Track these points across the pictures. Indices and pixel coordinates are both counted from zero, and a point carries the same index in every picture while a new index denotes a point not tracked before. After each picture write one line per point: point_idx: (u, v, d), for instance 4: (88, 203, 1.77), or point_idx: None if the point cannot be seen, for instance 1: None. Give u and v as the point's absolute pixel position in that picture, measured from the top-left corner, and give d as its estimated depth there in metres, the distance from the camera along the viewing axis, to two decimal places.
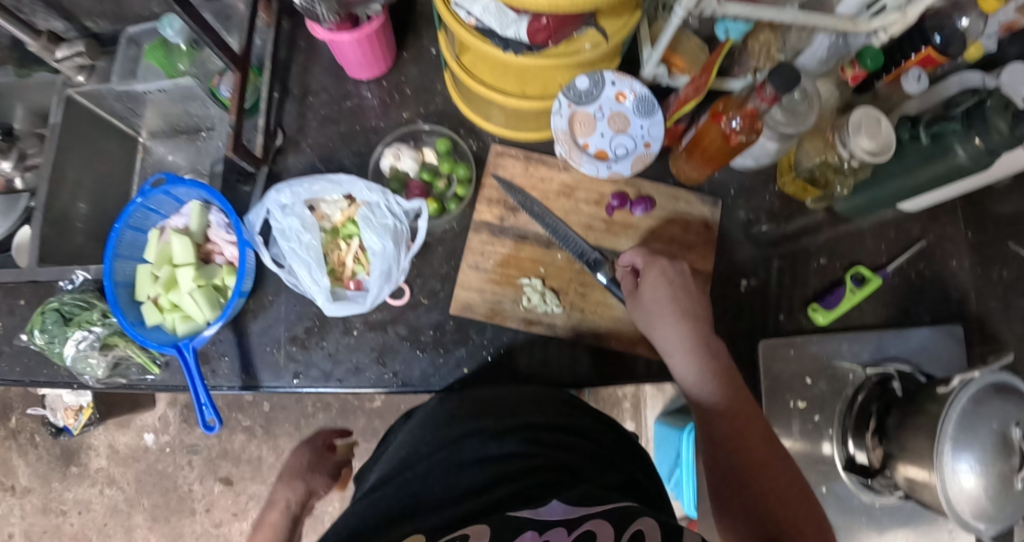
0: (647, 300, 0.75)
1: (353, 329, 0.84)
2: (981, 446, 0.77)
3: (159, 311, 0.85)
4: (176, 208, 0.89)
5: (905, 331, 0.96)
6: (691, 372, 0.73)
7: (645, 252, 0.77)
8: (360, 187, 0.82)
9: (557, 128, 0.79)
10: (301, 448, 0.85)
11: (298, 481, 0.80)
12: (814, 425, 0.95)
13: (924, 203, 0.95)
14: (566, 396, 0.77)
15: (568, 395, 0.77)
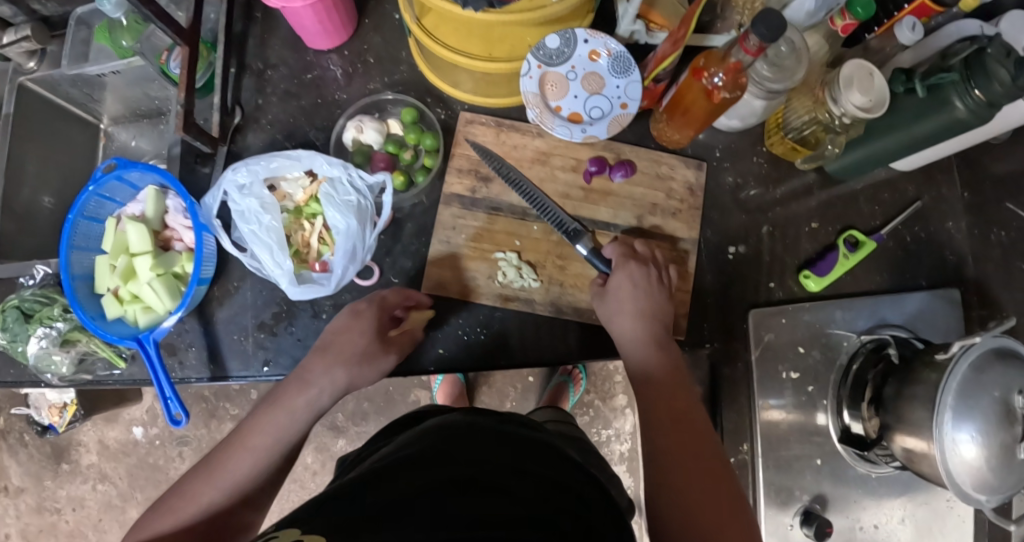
0: (612, 295, 0.73)
1: (323, 312, 0.80)
2: (983, 416, 0.75)
3: (120, 303, 0.82)
4: (132, 195, 0.85)
5: (901, 295, 0.94)
6: (630, 337, 0.72)
7: (620, 251, 0.74)
8: (319, 162, 0.77)
9: (527, 91, 0.73)
10: (357, 315, 0.72)
11: (343, 363, 0.70)
12: (808, 396, 0.91)
13: (917, 160, 0.91)
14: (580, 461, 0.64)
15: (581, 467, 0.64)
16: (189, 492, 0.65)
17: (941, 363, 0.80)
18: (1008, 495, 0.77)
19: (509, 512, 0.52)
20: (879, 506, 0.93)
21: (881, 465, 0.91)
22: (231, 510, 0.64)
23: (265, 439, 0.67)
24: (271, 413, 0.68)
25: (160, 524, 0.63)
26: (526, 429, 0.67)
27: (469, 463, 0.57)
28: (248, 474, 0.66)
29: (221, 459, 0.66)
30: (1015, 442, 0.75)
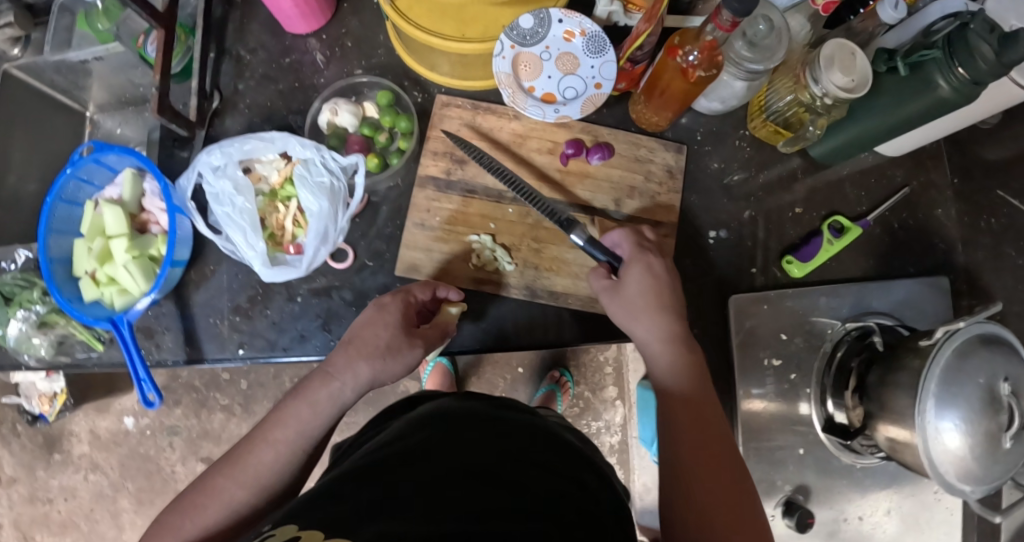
0: (628, 292, 0.70)
1: (298, 295, 0.80)
2: (967, 403, 0.74)
3: (96, 286, 0.82)
4: (110, 179, 0.85)
5: (888, 282, 0.92)
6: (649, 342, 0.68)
7: (634, 245, 0.72)
8: (293, 144, 0.78)
9: (500, 71, 0.72)
10: (381, 309, 0.69)
11: (367, 358, 0.67)
12: (791, 384, 0.90)
13: (902, 143, 0.90)
14: (576, 454, 0.63)
15: (579, 458, 0.63)
16: (211, 486, 0.63)
17: (924, 349, 0.78)
18: (993, 485, 0.76)
19: (513, 505, 0.51)
20: (861, 496, 0.91)
21: (866, 456, 0.89)
22: (256, 508, 0.63)
23: (287, 434, 0.65)
24: (292, 407, 0.66)
25: (185, 524, 0.61)
26: (523, 417, 0.66)
27: (471, 455, 0.56)
28: (272, 470, 0.64)
29: (243, 454, 0.64)
30: (1000, 431, 0.74)
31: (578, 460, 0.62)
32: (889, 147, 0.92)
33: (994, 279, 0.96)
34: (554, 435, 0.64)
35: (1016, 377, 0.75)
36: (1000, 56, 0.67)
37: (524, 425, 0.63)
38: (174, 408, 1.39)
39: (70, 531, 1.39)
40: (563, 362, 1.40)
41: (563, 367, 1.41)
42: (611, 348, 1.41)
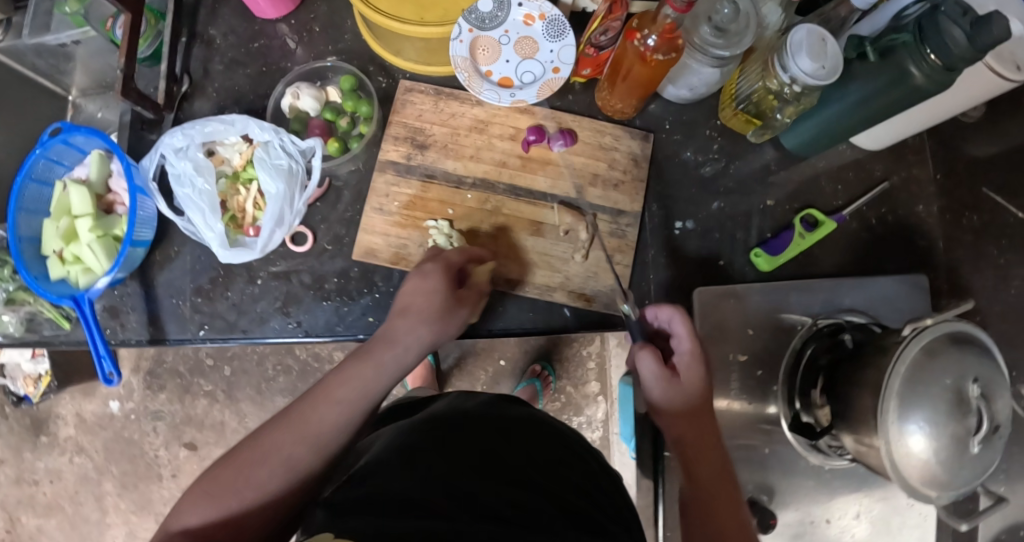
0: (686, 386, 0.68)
1: (257, 278, 0.80)
2: (933, 406, 0.70)
3: (63, 264, 0.82)
4: (80, 159, 0.86)
5: (863, 279, 0.90)
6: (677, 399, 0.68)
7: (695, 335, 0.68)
8: (253, 127, 0.78)
9: (457, 54, 0.74)
10: (424, 274, 0.69)
11: (428, 324, 0.67)
12: (757, 381, 0.89)
13: (880, 133, 0.87)
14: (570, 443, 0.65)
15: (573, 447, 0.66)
16: (263, 444, 0.59)
17: (890, 346, 0.76)
18: (959, 492, 0.72)
19: (530, 504, 0.54)
20: (827, 497, 0.90)
21: (834, 457, 0.88)
22: (314, 468, 0.60)
23: (350, 394, 0.62)
24: (356, 367, 0.64)
25: (240, 482, 0.57)
26: (517, 409, 0.68)
27: (482, 452, 0.58)
28: (332, 431, 0.61)
29: (304, 412, 0.61)
30: (969, 434, 0.70)
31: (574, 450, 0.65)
32: (870, 140, 0.90)
33: (976, 278, 0.93)
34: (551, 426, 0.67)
35: (988, 380, 0.71)
36: (971, 39, 0.64)
37: (524, 420, 0.65)
38: (159, 393, 1.40)
39: (55, 513, 1.40)
40: (544, 354, 1.40)
41: (544, 359, 1.40)
42: (594, 343, 1.40)
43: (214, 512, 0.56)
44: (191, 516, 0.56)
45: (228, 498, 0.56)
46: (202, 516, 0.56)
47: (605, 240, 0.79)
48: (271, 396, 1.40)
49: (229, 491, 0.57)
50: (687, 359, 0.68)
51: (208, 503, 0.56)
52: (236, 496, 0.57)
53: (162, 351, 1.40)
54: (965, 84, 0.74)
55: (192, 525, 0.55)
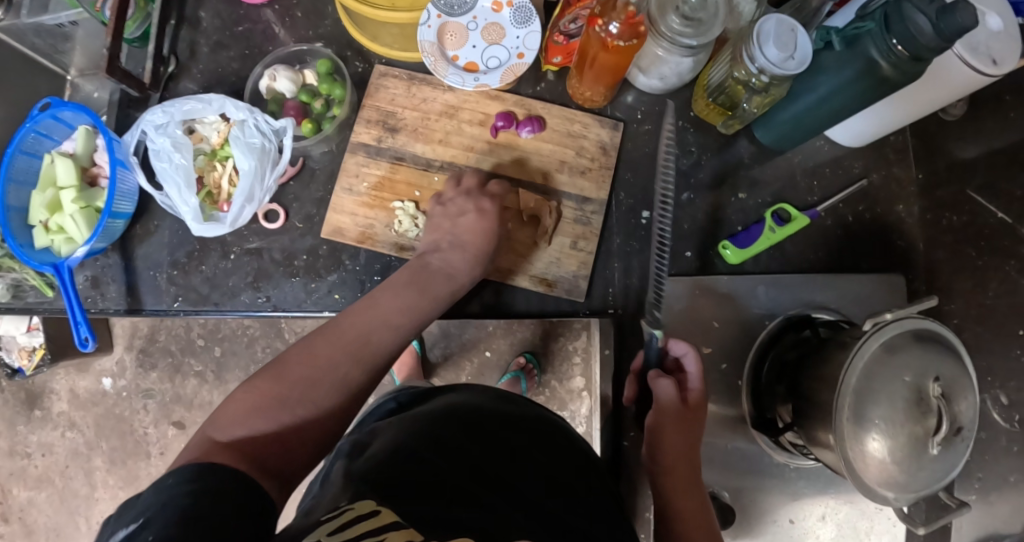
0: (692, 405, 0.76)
1: (231, 253, 0.82)
2: (891, 405, 0.69)
3: (47, 234, 0.85)
4: (69, 134, 0.89)
5: (834, 277, 0.90)
6: (676, 411, 0.74)
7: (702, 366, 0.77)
8: (229, 106, 0.80)
9: (425, 40, 0.76)
10: (482, 213, 0.76)
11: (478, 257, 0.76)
12: (721, 375, 0.88)
13: (854, 127, 0.87)
14: (550, 426, 0.70)
15: (553, 428, 0.70)
16: (312, 357, 0.64)
17: (851, 342, 0.75)
18: (916, 495, 0.72)
19: (528, 480, 0.60)
20: (791, 496, 0.89)
21: (799, 457, 0.87)
22: (361, 381, 0.65)
23: (399, 317, 0.70)
24: (410, 293, 0.71)
25: (295, 396, 0.61)
26: (496, 398, 0.72)
27: (506, 454, 0.62)
28: (381, 345, 0.68)
29: (355, 330, 0.67)
30: (928, 435, 0.69)
31: (555, 434, 0.70)
32: (851, 137, 0.89)
33: (954, 281, 0.92)
34: (541, 419, 0.71)
35: (951, 380, 0.70)
36: (936, 27, 0.64)
37: (534, 421, 0.69)
38: (150, 372, 1.43)
39: (45, 486, 1.44)
40: (529, 347, 1.40)
41: (529, 351, 1.40)
42: (580, 338, 1.40)
43: (264, 425, 0.59)
44: (235, 431, 0.57)
45: (281, 411, 0.60)
46: (251, 429, 0.58)
47: (570, 226, 0.80)
48: None
49: (279, 404, 0.60)
50: (697, 396, 0.76)
51: (259, 418, 0.59)
52: (287, 411, 0.60)
53: (155, 330, 1.43)
54: (935, 75, 0.74)
55: (239, 436, 0.57)
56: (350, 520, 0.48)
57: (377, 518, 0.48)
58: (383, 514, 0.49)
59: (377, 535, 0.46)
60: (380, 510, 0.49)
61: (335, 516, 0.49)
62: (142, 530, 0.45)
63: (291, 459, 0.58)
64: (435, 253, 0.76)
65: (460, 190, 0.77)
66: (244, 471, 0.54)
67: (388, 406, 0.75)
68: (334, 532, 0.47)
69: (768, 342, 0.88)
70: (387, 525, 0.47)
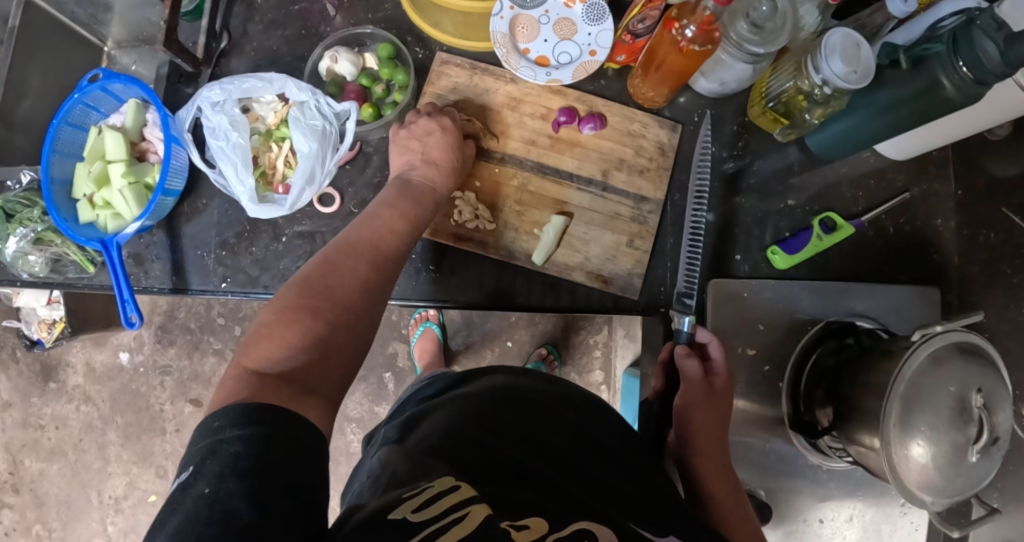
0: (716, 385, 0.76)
1: (282, 236, 0.82)
2: (935, 413, 0.66)
3: (92, 208, 0.84)
4: (116, 108, 0.87)
5: (874, 285, 0.86)
6: (700, 392, 0.75)
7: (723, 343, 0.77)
8: (291, 86, 0.80)
9: (497, 31, 0.79)
10: (443, 128, 0.77)
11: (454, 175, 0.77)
12: (763, 376, 0.84)
13: (905, 147, 0.85)
14: (601, 411, 0.72)
15: (600, 410, 0.72)
16: (331, 268, 0.63)
17: (898, 352, 0.71)
18: (954, 500, 0.68)
19: (585, 464, 0.61)
20: (819, 498, 0.85)
21: (834, 459, 0.83)
22: (378, 283, 0.65)
23: (399, 223, 0.71)
24: (404, 201, 0.73)
25: (326, 306, 0.60)
26: (541, 382, 0.72)
27: (551, 434, 0.63)
28: (391, 251, 0.68)
29: (364, 241, 0.67)
30: (968, 444, 0.66)
31: (606, 417, 0.71)
32: (897, 151, 0.86)
33: None
34: (587, 402, 0.72)
35: (992, 390, 0.67)
36: (1004, 53, 0.65)
37: (569, 400, 0.70)
38: (169, 348, 1.42)
39: (58, 458, 1.43)
40: (550, 338, 1.38)
41: (550, 342, 1.38)
42: (601, 332, 1.38)
43: (298, 339, 0.57)
44: (267, 352, 0.55)
45: (315, 320, 0.58)
46: (286, 346, 0.56)
47: (626, 225, 0.80)
48: None
49: (313, 315, 0.59)
50: (722, 379, 0.76)
51: (294, 333, 0.57)
52: (316, 321, 0.58)
53: (174, 307, 1.43)
54: (993, 100, 0.74)
55: (271, 357, 0.55)
56: (430, 497, 0.47)
57: (452, 496, 0.47)
58: (463, 490, 0.49)
59: (461, 509, 0.46)
60: (459, 485, 0.49)
61: (416, 492, 0.48)
62: (197, 480, 0.45)
63: (332, 371, 0.57)
64: (405, 177, 0.76)
65: (420, 113, 0.79)
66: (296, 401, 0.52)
67: (428, 390, 0.75)
68: (418, 508, 0.46)
69: (806, 350, 0.84)
70: (467, 501, 0.47)
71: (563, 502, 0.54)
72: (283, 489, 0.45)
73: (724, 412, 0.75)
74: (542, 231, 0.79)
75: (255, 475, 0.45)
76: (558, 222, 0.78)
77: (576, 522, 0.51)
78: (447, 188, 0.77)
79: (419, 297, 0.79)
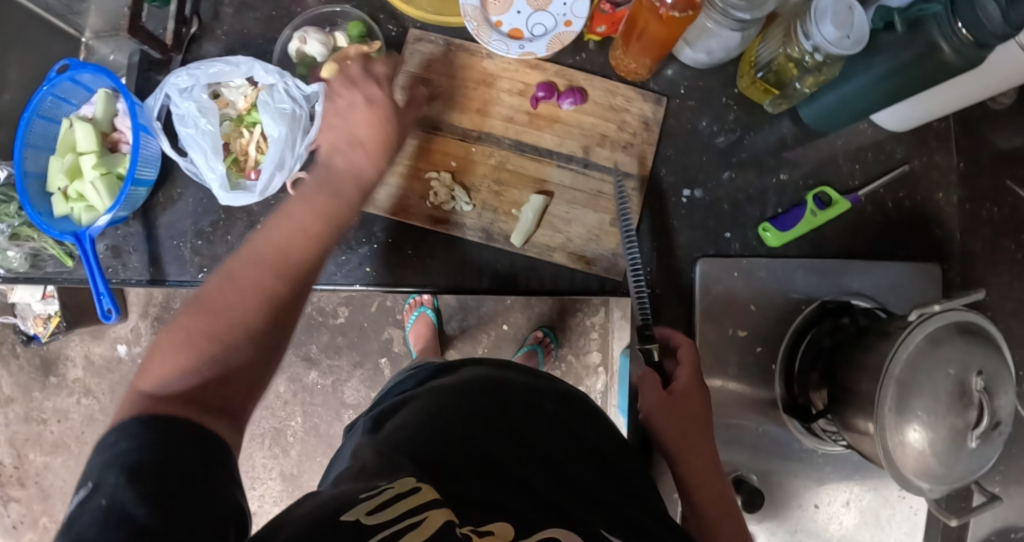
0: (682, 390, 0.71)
1: (257, 223, 0.80)
2: (934, 396, 0.62)
3: (66, 201, 0.82)
4: (88, 98, 0.85)
5: (872, 262, 0.82)
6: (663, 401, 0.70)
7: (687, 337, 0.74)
8: (258, 69, 0.77)
9: (467, 4, 0.77)
10: (372, 102, 0.71)
11: (383, 154, 0.70)
12: (755, 358, 0.81)
13: (903, 115, 0.81)
14: (582, 405, 0.70)
15: (580, 406, 0.69)
16: (230, 283, 0.59)
17: (895, 331, 0.67)
18: (952, 486, 0.64)
19: (561, 460, 0.59)
20: (815, 482, 0.82)
21: (829, 443, 0.79)
22: (287, 298, 0.60)
23: (318, 220, 0.65)
24: (319, 195, 0.66)
25: (221, 324, 0.57)
26: (521, 375, 0.70)
27: (526, 426, 0.61)
28: (301, 255, 0.62)
29: (269, 245, 0.62)
30: (968, 429, 0.62)
31: (586, 412, 0.69)
32: (897, 122, 0.82)
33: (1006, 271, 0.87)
34: (568, 397, 0.70)
35: (995, 373, 0.63)
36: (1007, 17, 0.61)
37: (544, 391, 0.68)
38: None
39: (61, 451, 1.43)
40: (546, 321, 1.35)
41: (546, 325, 1.36)
42: (598, 313, 1.35)
43: (191, 360, 0.54)
44: (162, 372, 0.54)
45: (208, 343, 0.56)
46: (179, 369, 0.54)
47: (610, 203, 0.77)
48: None
49: (206, 338, 0.56)
50: (685, 382, 0.71)
51: (187, 354, 0.55)
52: (210, 338, 0.56)
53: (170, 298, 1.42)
54: (993, 66, 0.69)
55: (169, 377, 0.53)
56: (389, 499, 0.46)
57: (410, 499, 0.46)
58: (423, 493, 0.48)
59: (419, 514, 0.44)
60: (419, 488, 0.48)
61: (374, 493, 0.47)
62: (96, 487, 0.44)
63: (239, 386, 0.56)
64: (332, 154, 0.70)
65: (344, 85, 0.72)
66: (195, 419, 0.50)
67: (407, 383, 0.73)
68: (373, 511, 0.45)
69: (801, 331, 0.80)
70: (423, 507, 0.45)
71: (530, 503, 0.52)
72: (181, 489, 0.44)
73: (702, 417, 0.70)
74: (521, 211, 0.76)
75: (151, 476, 0.44)
76: (538, 200, 0.75)
77: (544, 529, 0.49)
78: (376, 171, 0.70)
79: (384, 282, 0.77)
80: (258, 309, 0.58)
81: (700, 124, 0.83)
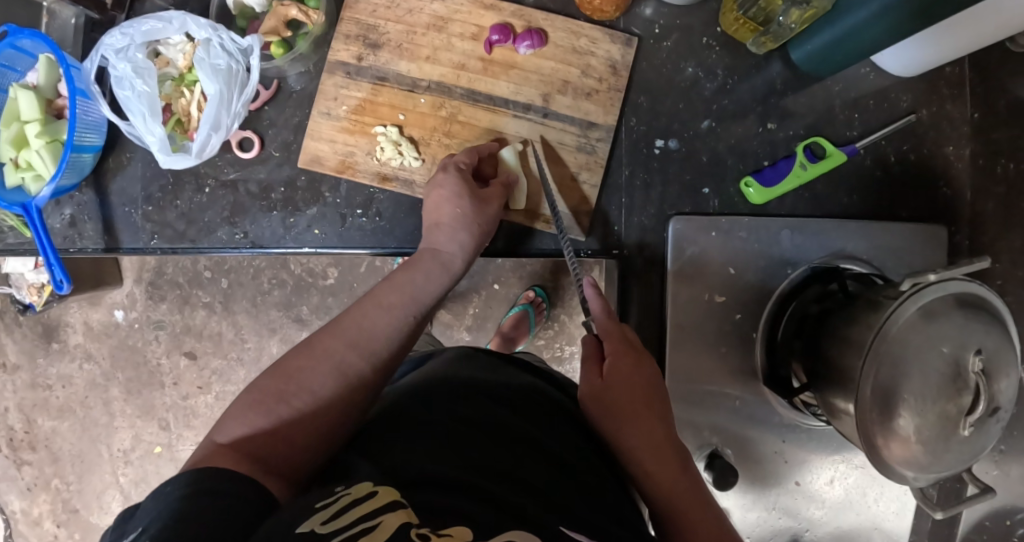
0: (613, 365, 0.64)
1: (206, 186, 0.76)
2: (923, 377, 0.53)
3: (15, 171, 0.79)
4: (32, 65, 0.82)
5: (869, 222, 0.74)
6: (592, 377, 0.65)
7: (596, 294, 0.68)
8: (192, 24, 0.73)
9: None
10: (438, 184, 0.70)
11: (467, 227, 0.69)
12: (734, 325, 0.74)
13: (908, 54, 0.70)
14: (557, 403, 0.62)
15: (555, 402, 0.62)
16: (310, 349, 0.59)
17: (884, 304, 0.58)
18: (941, 475, 0.56)
19: (532, 454, 0.52)
20: (799, 457, 0.76)
21: (811, 417, 0.74)
22: (366, 376, 0.59)
23: (401, 297, 0.64)
24: (404, 274, 0.66)
25: (293, 388, 0.56)
26: (492, 373, 0.63)
27: (494, 421, 0.54)
28: (382, 336, 0.61)
29: (348, 317, 0.62)
30: (962, 415, 0.52)
31: (560, 409, 0.61)
32: (902, 65, 0.72)
33: None
34: (545, 394, 0.62)
35: (996, 353, 0.53)
36: None
37: (520, 385, 0.62)
38: (160, 303, 1.35)
39: (67, 416, 1.39)
40: (538, 280, 1.28)
41: (538, 285, 1.29)
42: None
43: (266, 420, 0.53)
44: (238, 428, 0.53)
45: (279, 405, 0.54)
46: (254, 427, 0.53)
47: (571, 156, 0.74)
48: (265, 310, 1.34)
49: (280, 400, 0.55)
50: (614, 351, 0.65)
51: (260, 414, 0.54)
52: (287, 404, 0.55)
53: (162, 263, 1.35)
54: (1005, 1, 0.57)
55: (244, 435, 0.52)
56: (345, 506, 0.40)
57: (375, 500, 0.40)
58: (383, 494, 0.41)
59: (373, 517, 0.39)
60: (378, 491, 0.42)
61: (330, 501, 0.41)
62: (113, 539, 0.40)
63: (301, 450, 0.53)
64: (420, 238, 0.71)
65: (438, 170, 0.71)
66: (243, 470, 0.48)
67: None
68: (329, 520, 0.39)
69: (782, 303, 0.73)
70: (386, 506, 0.40)
71: (483, 499, 0.44)
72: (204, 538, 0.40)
73: (647, 382, 0.64)
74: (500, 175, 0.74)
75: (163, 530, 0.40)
76: (511, 157, 0.73)
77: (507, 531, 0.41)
78: (465, 249, 0.69)
79: (404, 246, 0.75)
80: (337, 387, 0.57)
81: (676, 68, 0.76)
